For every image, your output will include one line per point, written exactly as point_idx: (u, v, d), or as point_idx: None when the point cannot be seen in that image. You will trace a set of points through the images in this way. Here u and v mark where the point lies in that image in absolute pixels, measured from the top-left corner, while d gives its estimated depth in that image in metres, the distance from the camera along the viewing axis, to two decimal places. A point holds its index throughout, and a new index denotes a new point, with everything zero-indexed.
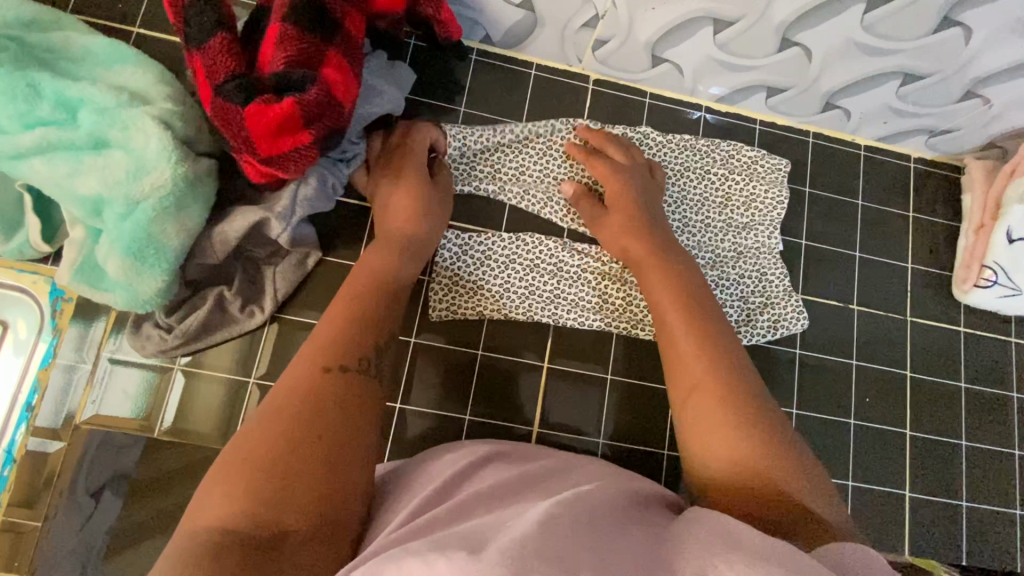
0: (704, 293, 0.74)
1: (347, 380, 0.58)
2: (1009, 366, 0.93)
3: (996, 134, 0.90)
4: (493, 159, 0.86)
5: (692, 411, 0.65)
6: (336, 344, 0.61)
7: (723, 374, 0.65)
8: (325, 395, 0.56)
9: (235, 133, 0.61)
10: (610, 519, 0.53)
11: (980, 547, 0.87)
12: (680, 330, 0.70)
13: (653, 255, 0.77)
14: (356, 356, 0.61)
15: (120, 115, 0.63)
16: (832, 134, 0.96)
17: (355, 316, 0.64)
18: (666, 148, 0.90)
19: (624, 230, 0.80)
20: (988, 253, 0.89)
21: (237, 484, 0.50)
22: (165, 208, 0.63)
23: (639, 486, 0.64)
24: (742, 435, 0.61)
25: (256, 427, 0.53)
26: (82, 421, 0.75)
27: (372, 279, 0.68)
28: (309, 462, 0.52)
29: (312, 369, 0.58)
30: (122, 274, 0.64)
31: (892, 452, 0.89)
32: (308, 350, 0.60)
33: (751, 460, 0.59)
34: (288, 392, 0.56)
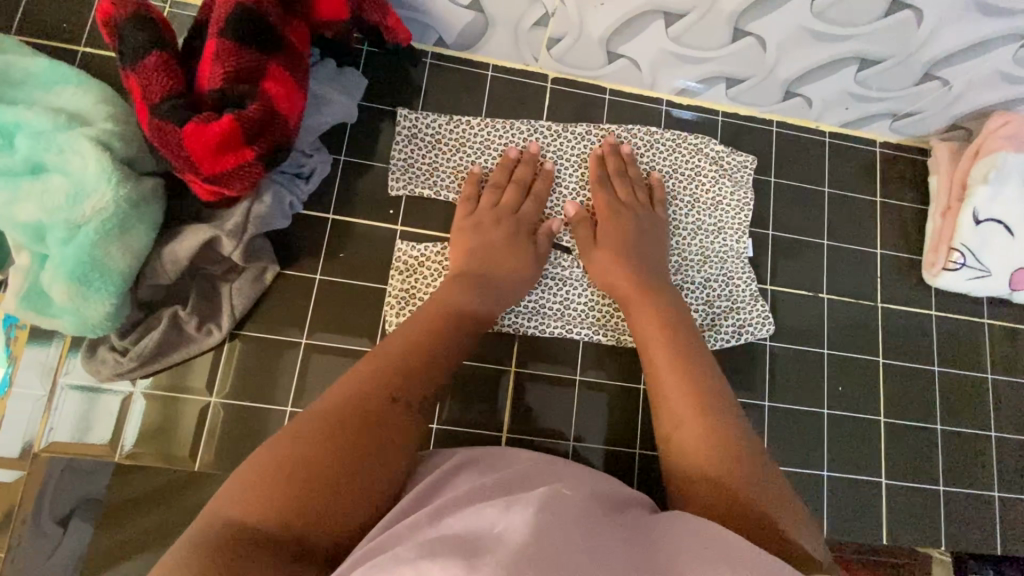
0: (687, 331, 0.74)
1: (406, 416, 0.59)
2: (982, 347, 0.93)
3: (959, 115, 0.89)
4: (450, 152, 0.85)
5: (678, 438, 0.64)
6: (402, 373, 0.62)
7: (703, 402, 0.65)
8: (389, 427, 0.57)
9: (176, 153, 0.58)
10: (587, 508, 0.53)
11: (958, 533, 0.87)
12: (665, 365, 0.70)
13: (637, 288, 0.78)
14: (420, 393, 0.61)
15: (57, 138, 0.62)
16: (796, 122, 0.95)
17: (422, 352, 0.65)
18: (633, 143, 0.90)
19: (608, 265, 0.81)
20: (955, 235, 0.88)
21: (275, 487, 0.50)
22: (110, 230, 0.62)
23: (615, 490, 0.64)
24: (724, 464, 0.60)
25: (319, 426, 0.54)
26: (41, 448, 0.74)
27: (441, 320, 0.69)
28: (356, 489, 0.53)
29: (384, 397, 0.58)
30: (68, 299, 0.63)
31: (867, 440, 0.88)
32: (376, 371, 0.61)
33: (731, 481, 0.58)
34: (353, 404, 0.57)
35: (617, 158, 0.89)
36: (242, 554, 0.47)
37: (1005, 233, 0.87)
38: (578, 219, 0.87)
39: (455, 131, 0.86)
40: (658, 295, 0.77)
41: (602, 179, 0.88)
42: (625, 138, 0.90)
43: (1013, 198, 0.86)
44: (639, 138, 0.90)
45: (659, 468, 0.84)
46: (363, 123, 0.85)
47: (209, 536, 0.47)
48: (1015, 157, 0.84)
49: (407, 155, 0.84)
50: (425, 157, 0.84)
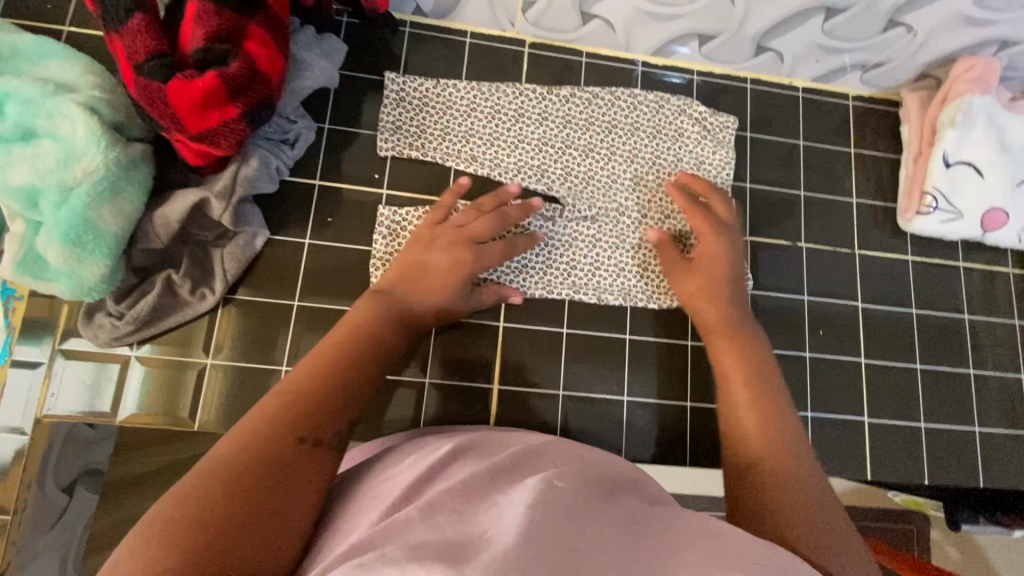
0: (767, 366, 0.70)
1: (316, 457, 0.50)
2: (959, 289, 0.96)
3: (925, 63, 0.91)
4: (436, 112, 0.87)
5: (743, 428, 0.63)
6: (307, 405, 0.52)
7: (772, 411, 0.64)
8: (290, 474, 0.48)
9: (161, 111, 0.60)
10: (584, 495, 0.47)
11: (940, 466, 0.91)
12: (739, 379, 0.68)
13: (719, 316, 0.77)
14: (332, 428, 0.52)
15: (46, 104, 0.63)
16: (770, 78, 0.97)
17: (321, 380, 0.55)
18: (615, 104, 0.92)
19: (699, 286, 0.80)
20: (927, 180, 0.91)
21: (162, 553, 0.40)
22: (101, 193, 0.64)
23: (613, 467, 0.58)
24: (779, 472, 0.58)
25: (208, 475, 0.45)
26: (43, 415, 0.76)
27: (353, 337, 0.61)
28: (256, 539, 0.43)
29: (284, 438, 0.49)
30: (64, 262, 0.65)
31: (851, 382, 0.91)
32: (273, 409, 0.51)
33: (772, 495, 0.56)
34: (246, 448, 0.48)
35: (600, 118, 0.91)
36: None
37: (975, 175, 0.89)
38: (563, 178, 0.89)
39: (441, 95, 0.87)
40: (727, 310, 0.77)
41: (587, 139, 0.91)
42: (608, 99, 0.92)
43: (982, 142, 0.89)
44: (599, 95, 0.92)
45: (647, 414, 0.87)
46: (345, 91, 0.87)
47: None
48: (981, 100, 0.87)
49: (395, 119, 0.86)
50: (412, 121, 0.86)
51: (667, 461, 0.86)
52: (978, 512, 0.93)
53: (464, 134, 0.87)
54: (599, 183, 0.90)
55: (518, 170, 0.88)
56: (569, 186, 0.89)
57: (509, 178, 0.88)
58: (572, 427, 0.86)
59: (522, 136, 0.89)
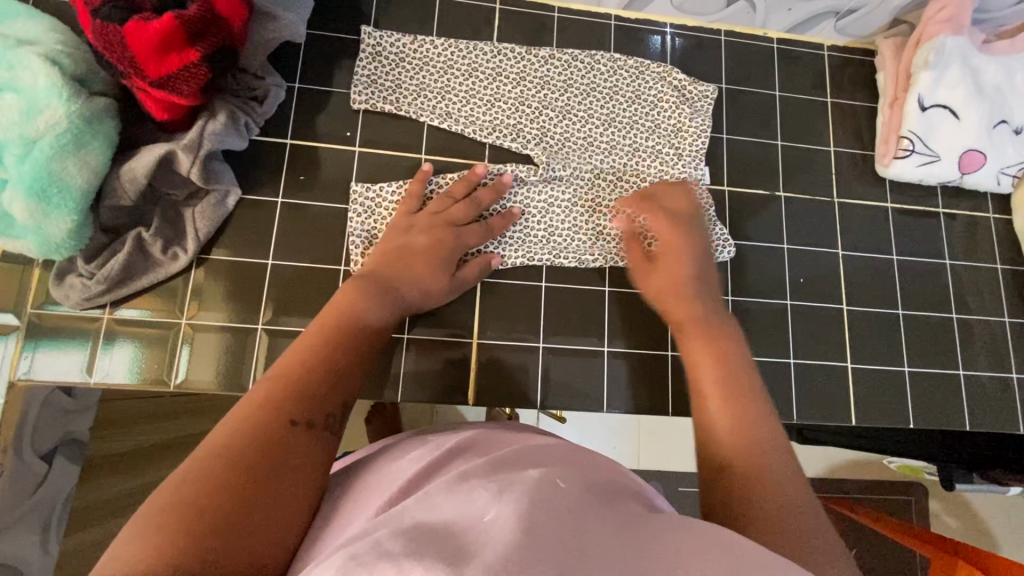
0: (750, 375, 0.61)
1: (312, 438, 0.50)
2: (939, 235, 0.96)
3: (898, 8, 0.91)
4: (412, 67, 0.86)
5: (714, 421, 0.56)
6: (302, 393, 0.52)
7: (743, 410, 0.57)
8: (286, 457, 0.47)
9: (120, 55, 0.59)
10: (582, 497, 0.45)
11: (924, 409, 0.91)
12: (694, 350, 0.66)
13: (688, 318, 0.73)
14: (325, 414, 0.52)
15: (7, 56, 0.63)
16: (743, 30, 0.97)
17: (316, 368, 0.55)
18: (595, 68, 0.91)
19: (670, 282, 0.78)
20: (903, 124, 0.91)
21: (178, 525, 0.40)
22: (64, 145, 0.64)
23: (603, 462, 0.55)
24: (752, 465, 0.52)
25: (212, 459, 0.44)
26: (18, 379, 0.74)
27: (339, 324, 0.62)
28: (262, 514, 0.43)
29: (278, 420, 0.49)
30: (29, 217, 0.64)
31: (833, 329, 0.91)
32: (269, 396, 0.50)
33: (750, 496, 0.49)
34: (245, 435, 0.47)
35: (577, 80, 0.90)
36: None
37: (951, 118, 0.89)
38: (539, 139, 0.88)
39: (418, 51, 0.87)
40: (695, 308, 0.74)
41: (565, 100, 0.89)
42: (587, 62, 0.91)
43: (956, 83, 0.88)
44: (578, 58, 0.90)
45: (628, 365, 0.87)
46: (315, 50, 0.86)
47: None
48: (953, 40, 0.87)
49: (370, 73, 0.85)
50: (388, 76, 0.86)
51: (650, 411, 0.87)
52: (972, 470, 0.93)
53: (438, 91, 0.87)
54: (574, 145, 0.89)
55: (494, 131, 0.87)
56: (544, 146, 0.88)
57: (483, 137, 0.87)
58: (554, 380, 0.86)
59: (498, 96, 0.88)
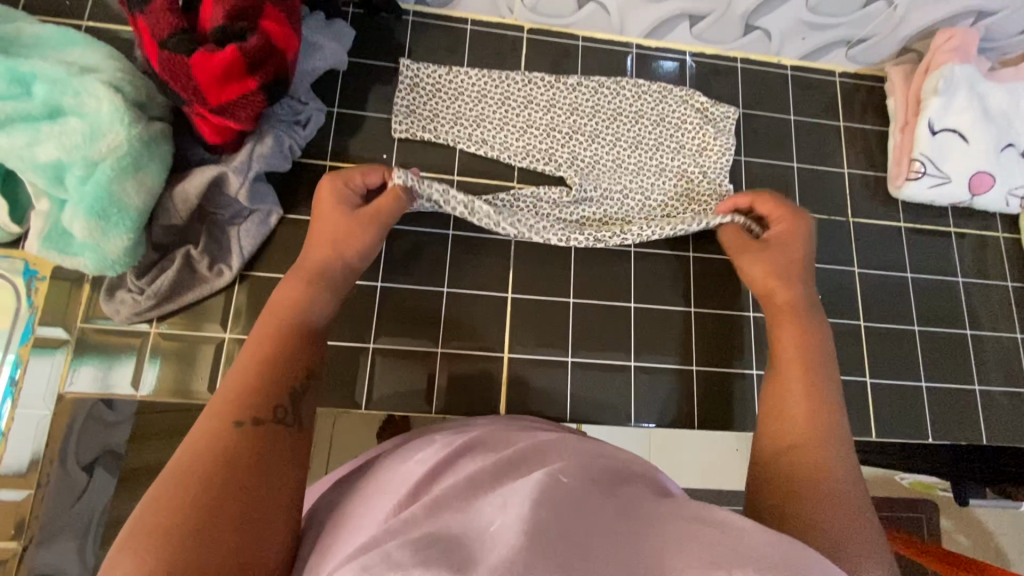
0: (830, 370, 0.69)
1: (261, 432, 0.52)
2: (951, 254, 0.99)
3: (908, 38, 0.95)
4: (448, 97, 0.90)
5: (786, 415, 0.65)
6: (244, 401, 0.54)
7: (822, 423, 0.64)
8: (245, 458, 0.50)
9: (185, 84, 0.63)
10: (586, 488, 0.45)
11: (942, 423, 0.93)
12: (789, 336, 0.72)
13: (790, 308, 0.75)
14: (278, 412, 0.55)
15: (72, 83, 0.67)
16: (759, 58, 1.01)
17: (263, 373, 0.57)
18: (620, 93, 0.95)
19: (783, 269, 0.78)
20: (915, 147, 0.94)
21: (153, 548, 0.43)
22: (124, 167, 0.67)
23: (611, 449, 0.54)
24: (815, 451, 0.61)
25: (171, 480, 0.47)
26: (66, 390, 0.77)
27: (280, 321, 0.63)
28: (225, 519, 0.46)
29: (225, 429, 0.51)
30: (89, 235, 0.67)
31: (851, 345, 0.94)
32: (215, 408, 0.53)
33: (800, 505, 0.56)
34: (192, 453, 0.49)
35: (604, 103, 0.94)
36: None
37: (960, 141, 0.93)
38: (569, 162, 0.92)
39: (454, 81, 0.91)
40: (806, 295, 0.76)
41: (593, 125, 0.93)
42: (613, 88, 0.95)
43: (964, 108, 0.92)
44: (604, 85, 0.95)
45: (654, 379, 0.90)
46: (352, 77, 0.90)
47: None
48: (962, 68, 0.91)
49: (409, 103, 0.90)
50: (426, 106, 0.90)
51: (674, 424, 0.88)
52: (987, 484, 0.92)
53: (472, 118, 0.90)
54: (605, 166, 0.93)
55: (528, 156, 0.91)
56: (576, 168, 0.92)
57: (517, 160, 0.91)
58: (581, 394, 0.88)
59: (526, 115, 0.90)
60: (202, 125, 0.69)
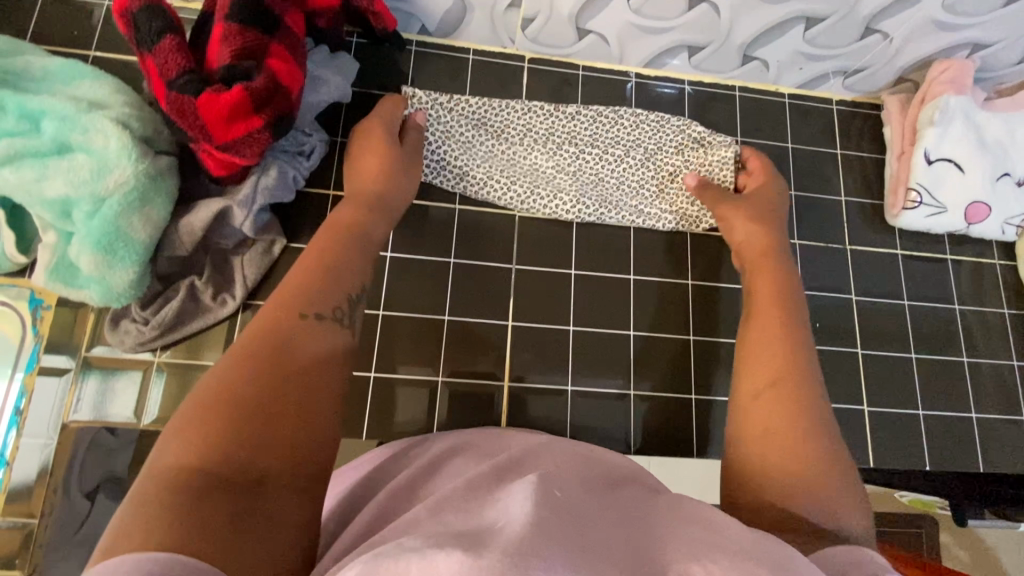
0: (803, 309, 0.74)
1: (319, 328, 0.56)
2: (948, 281, 1.00)
3: (904, 68, 0.96)
4: (452, 129, 0.91)
5: (759, 362, 0.68)
6: (310, 288, 0.59)
7: (799, 383, 0.64)
8: (306, 341, 0.54)
9: (191, 123, 0.64)
10: (581, 496, 0.47)
11: (940, 451, 0.93)
12: (764, 293, 0.77)
13: (768, 257, 0.81)
14: (332, 307, 0.59)
15: (80, 120, 0.68)
16: (757, 86, 1.02)
17: (324, 271, 0.62)
18: (620, 123, 0.95)
19: (762, 221, 0.85)
20: (911, 176, 0.95)
21: (219, 421, 0.46)
22: (131, 202, 0.68)
23: (598, 462, 0.60)
24: (787, 397, 0.63)
25: (242, 355, 0.51)
26: (70, 420, 0.78)
27: (338, 233, 0.68)
28: (289, 401, 0.50)
29: (291, 313, 0.56)
30: (95, 268, 0.68)
31: (849, 372, 0.94)
32: (281, 296, 0.57)
33: (777, 446, 0.60)
34: (257, 336, 0.53)
35: (598, 137, 0.95)
36: (192, 499, 0.41)
37: (956, 171, 0.94)
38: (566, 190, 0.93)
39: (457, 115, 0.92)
40: (778, 244, 0.83)
41: (591, 155, 0.94)
42: (612, 117, 0.95)
43: (961, 138, 0.93)
44: (602, 113, 0.95)
45: (654, 407, 0.90)
46: (355, 106, 0.91)
47: (160, 482, 0.42)
48: (957, 100, 0.92)
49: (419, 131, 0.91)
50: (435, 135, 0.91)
51: (674, 453, 0.88)
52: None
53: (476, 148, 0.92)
54: (591, 199, 0.93)
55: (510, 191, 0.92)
56: (559, 204, 0.93)
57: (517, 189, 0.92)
58: (581, 421, 0.88)
59: (529, 132, 0.94)
60: (208, 160, 0.70)
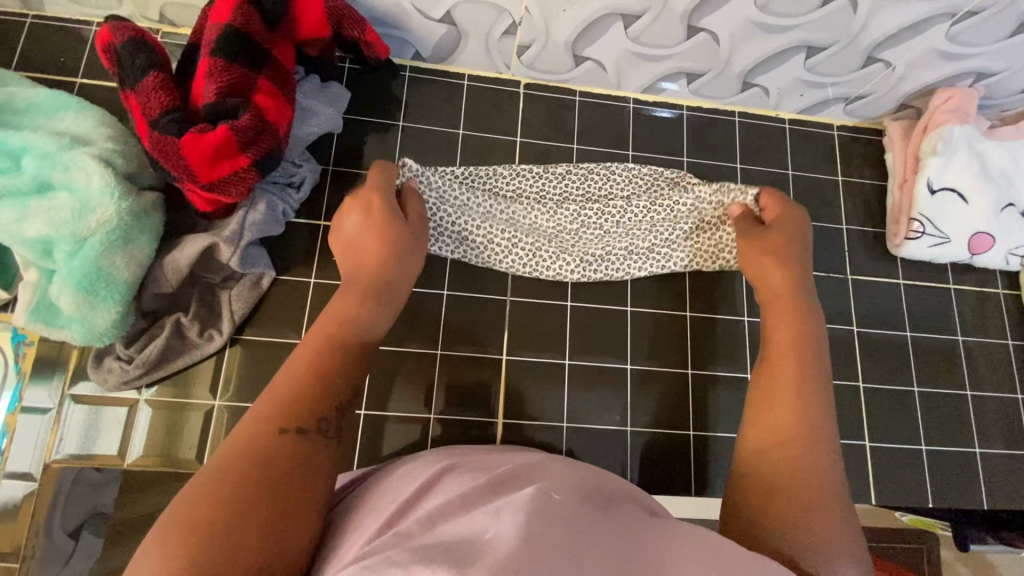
0: (823, 352, 0.71)
1: (304, 445, 0.54)
2: (951, 312, 0.98)
3: (907, 95, 0.95)
4: (446, 193, 0.88)
5: (770, 395, 0.67)
6: (292, 396, 0.56)
7: (804, 425, 0.63)
8: (285, 458, 0.52)
9: (175, 163, 0.63)
10: (579, 507, 0.50)
11: (943, 487, 0.92)
12: (782, 329, 0.73)
13: (784, 293, 0.76)
14: (318, 414, 0.56)
15: (61, 158, 0.66)
16: (757, 111, 1.00)
17: (311, 370, 0.59)
18: (613, 178, 0.93)
19: (776, 266, 0.79)
20: (914, 206, 0.94)
21: (189, 537, 0.45)
22: (113, 242, 0.66)
23: (606, 481, 0.59)
24: (799, 434, 0.62)
25: (217, 470, 0.49)
26: (52, 460, 0.76)
27: (336, 329, 0.64)
28: (263, 516, 0.48)
29: (270, 427, 0.53)
30: (76, 309, 0.66)
31: (850, 406, 0.93)
32: (261, 406, 0.55)
33: (786, 482, 0.59)
34: (236, 455, 0.51)
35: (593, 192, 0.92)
36: None
37: (960, 201, 0.92)
38: (570, 248, 0.90)
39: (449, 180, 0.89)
40: (797, 276, 0.78)
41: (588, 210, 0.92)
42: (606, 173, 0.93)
43: (964, 167, 0.92)
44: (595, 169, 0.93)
45: (653, 444, 0.87)
46: (348, 134, 0.90)
47: None
48: (961, 129, 0.90)
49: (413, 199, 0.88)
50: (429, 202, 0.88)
51: (673, 492, 0.86)
52: (987, 531, 0.92)
53: (475, 209, 0.89)
54: (592, 259, 0.90)
55: (513, 254, 0.89)
56: (565, 261, 0.90)
57: (524, 249, 0.89)
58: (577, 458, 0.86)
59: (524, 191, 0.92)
60: (193, 197, 0.68)
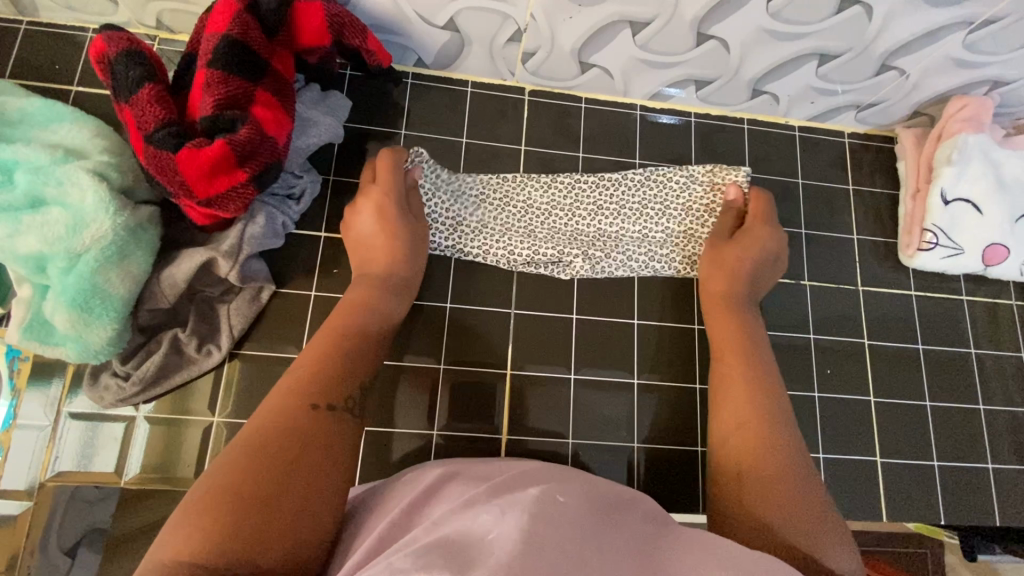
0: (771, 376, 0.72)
1: (330, 423, 0.54)
2: (964, 324, 0.96)
3: (920, 103, 0.93)
4: (441, 181, 0.87)
5: (723, 401, 0.70)
6: (319, 377, 0.57)
7: (764, 423, 0.65)
8: (312, 435, 0.52)
9: (171, 179, 0.61)
10: (583, 513, 0.48)
11: (955, 504, 0.90)
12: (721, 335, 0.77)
13: (726, 300, 0.80)
14: (343, 397, 0.57)
15: (55, 172, 0.64)
16: (765, 118, 0.98)
17: (335, 356, 0.61)
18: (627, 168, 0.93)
19: (724, 270, 0.82)
20: (927, 217, 0.92)
21: (218, 510, 0.45)
22: (108, 257, 0.65)
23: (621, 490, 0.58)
24: (758, 432, 0.65)
25: (249, 444, 0.50)
26: (47, 478, 0.74)
27: (343, 321, 0.65)
28: (289, 495, 0.48)
29: (299, 406, 0.54)
30: (70, 327, 0.65)
31: (860, 420, 0.91)
32: (289, 386, 0.56)
33: (757, 476, 0.61)
34: (266, 429, 0.51)
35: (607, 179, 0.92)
36: None
37: (974, 212, 0.90)
38: (574, 238, 0.89)
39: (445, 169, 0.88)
40: (736, 286, 0.81)
41: (601, 199, 0.91)
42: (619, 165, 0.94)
43: (979, 176, 0.90)
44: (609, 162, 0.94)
45: (660, 461, 0.85)
46: (348, 143, 0.88)
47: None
48: (976, 138, 0.88)
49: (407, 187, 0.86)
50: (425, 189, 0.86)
51: (681, 508, 0.84)
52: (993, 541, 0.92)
53: (469, 196, 0.88)
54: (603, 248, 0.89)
55: (510, 248, 0.88)
56: (569, 250, 0.89)
57: (521, 238, 0.88)
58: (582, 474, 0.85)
59: (524, 177, 0.90)
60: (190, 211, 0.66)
